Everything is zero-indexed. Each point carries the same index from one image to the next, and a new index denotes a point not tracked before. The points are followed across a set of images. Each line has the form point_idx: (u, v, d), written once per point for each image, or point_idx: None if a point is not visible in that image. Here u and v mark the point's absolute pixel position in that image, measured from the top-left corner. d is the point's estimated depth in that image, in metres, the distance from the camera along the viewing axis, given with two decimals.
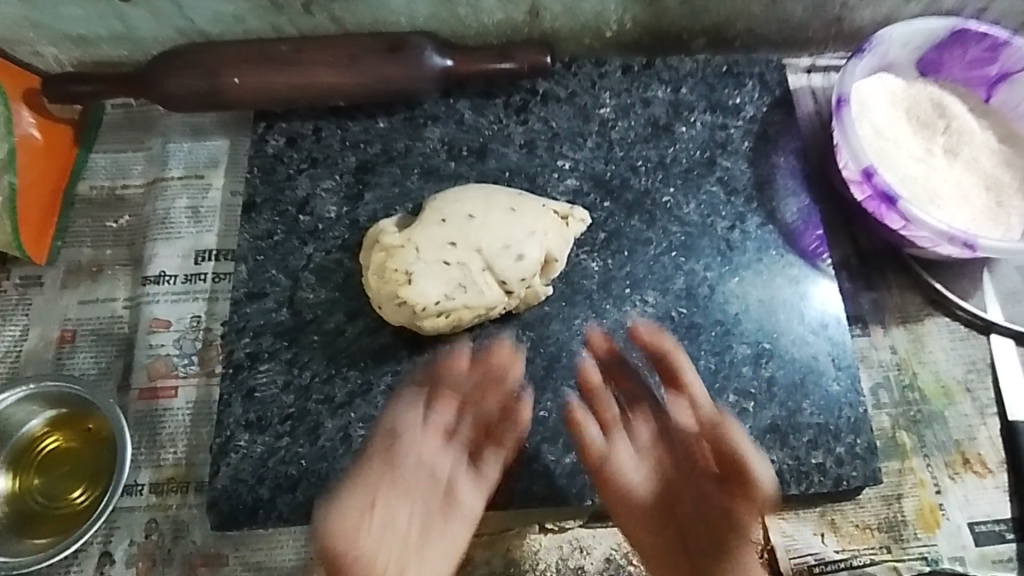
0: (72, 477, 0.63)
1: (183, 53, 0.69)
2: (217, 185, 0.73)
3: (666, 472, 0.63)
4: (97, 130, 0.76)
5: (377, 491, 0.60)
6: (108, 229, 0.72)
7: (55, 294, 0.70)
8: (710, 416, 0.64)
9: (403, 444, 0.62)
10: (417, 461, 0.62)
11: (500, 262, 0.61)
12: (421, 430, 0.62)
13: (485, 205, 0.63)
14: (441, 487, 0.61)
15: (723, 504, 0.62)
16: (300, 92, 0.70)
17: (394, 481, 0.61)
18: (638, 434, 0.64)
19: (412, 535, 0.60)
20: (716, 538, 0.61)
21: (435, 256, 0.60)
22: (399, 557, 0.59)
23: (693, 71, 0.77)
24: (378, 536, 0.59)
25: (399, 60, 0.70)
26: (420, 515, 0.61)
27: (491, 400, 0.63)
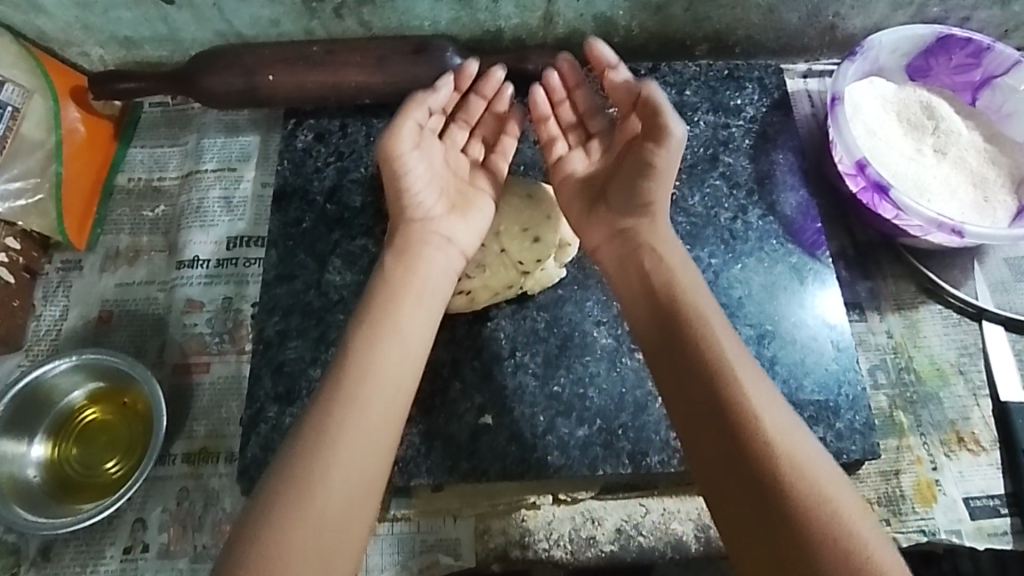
0: (108, 448, 0.66)
1: (224, 53, 0.74)
2: (248, 177, 0.78)
3: (613, 195, 0.64)
4: (136, 127, 0.81)
5: (323, 401, 0.52)
6: (145, 218, 0.77)
7: (94, 277, 0.74)
8: (678, 268, 0.60)
9: (369, 324, 0.56)
10: (367, 353, 0.55)
11: (517, 242, 0.66)
12: (388, 303, 0.58)
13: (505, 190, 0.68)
14: (398, 377, 0.55)
15: (732, 369, 0.52)
16: (330, 91, 0.75)
17: (356, 390, 0.52)
18: (577, 156, 0.69)
19: (363, 429, 0.51)
20: (735, 394, 0.51)
21: None
22: (342, 424, 0.51)
23: (696, 75, 0.82)
24: (331, 419, 0.51)
25: (424, 61, 0.74)
26: (375, 397, 0.53)
27: (478, 95, 0.70)
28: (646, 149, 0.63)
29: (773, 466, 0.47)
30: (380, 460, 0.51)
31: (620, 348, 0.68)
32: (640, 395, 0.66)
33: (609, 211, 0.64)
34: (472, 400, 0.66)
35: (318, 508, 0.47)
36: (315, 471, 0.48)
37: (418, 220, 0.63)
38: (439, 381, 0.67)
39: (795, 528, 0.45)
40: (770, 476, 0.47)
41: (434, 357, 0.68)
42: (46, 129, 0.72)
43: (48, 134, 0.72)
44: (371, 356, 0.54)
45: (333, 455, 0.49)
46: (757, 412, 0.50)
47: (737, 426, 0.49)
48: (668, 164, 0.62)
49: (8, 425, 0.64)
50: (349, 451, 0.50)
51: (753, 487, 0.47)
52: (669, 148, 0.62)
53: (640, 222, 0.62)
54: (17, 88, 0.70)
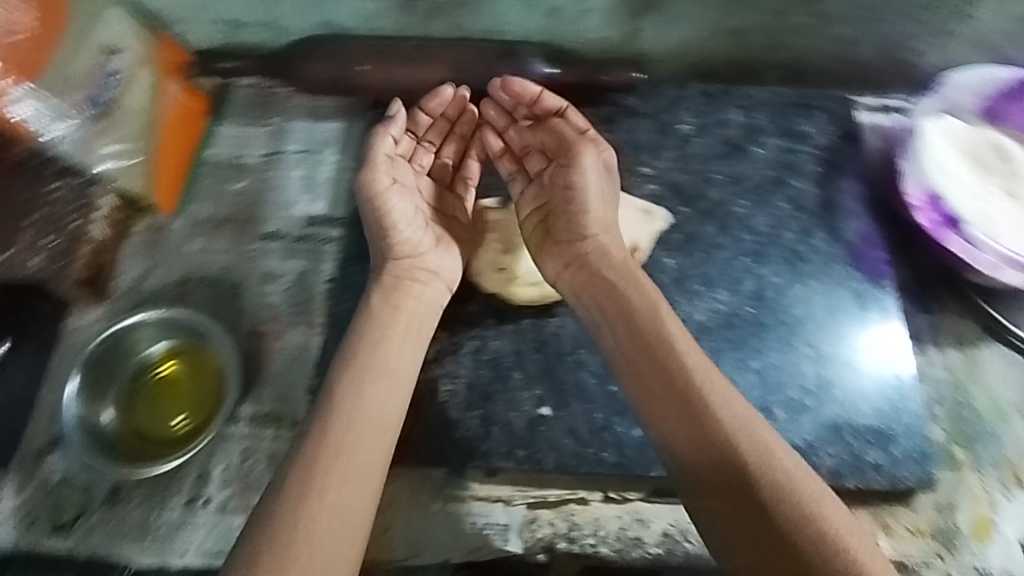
0: (177, 404, 0.68)
1: (322, 42, 0.79)
2: (328, 161, 0.81)
3: (535, 229, 0.70)
4: (225, 105, 0.83)
5: (309, 441, 0.54)
6: (229, 191, 0.80)
7: (177, 242, 0.77)
8: (641, 290, 0.62)
9: (352, 363, 0.59)
10: (354, 392, 0.57)
11: None
12: (372, 344, 0.60)
13: None
14: (380, 412, 0.57)
15: (704, 390, 0.53)
16: (416, 85, 0.79)
17: (348, 429, 0.54)
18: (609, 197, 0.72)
19: (352, 462, 0.53)
20: (723, 415, 0.51)
21: None
22: (330, 462, 0.52)
23: (767, 100, 0.84)
24: (319, 460, 0.52)
25: (507, 63, 0.78)
26: (359, 437, 0.54)
27: (445, 118, 0.75)
28: (571, 178, 0.67)
29: (757, 480, 0.48)
30: (366, 493, 0.53)
31: None
32: None
33: (559, 245, 0.67)
34: (532, 391, 0.68)
35: (313, 545, 0.48)
36: (305, 511, 0.49)
37: (405, 261, 0.67)
38: (501, 370, 0.68)
39: (785, 543, 0.45)
40: (760, 491, 0.48)
41: (497, 347, 0.69)
42: (144, 100, 0.74)
43: (146, 104, 0.74)
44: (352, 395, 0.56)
45: (320, 492, 0.51)
46: (727, 429, 0.51)
47: (726, 444, 0.50)
48: (598, 194, 0.67)
49: (92, 370, 0.67)
50: (336, 489, 0.51)
51: (743, 505, 0.48)
52: (591, 168, 0.67)
53: (613, 251, 0.65)
54: (125, 58, 0.71)
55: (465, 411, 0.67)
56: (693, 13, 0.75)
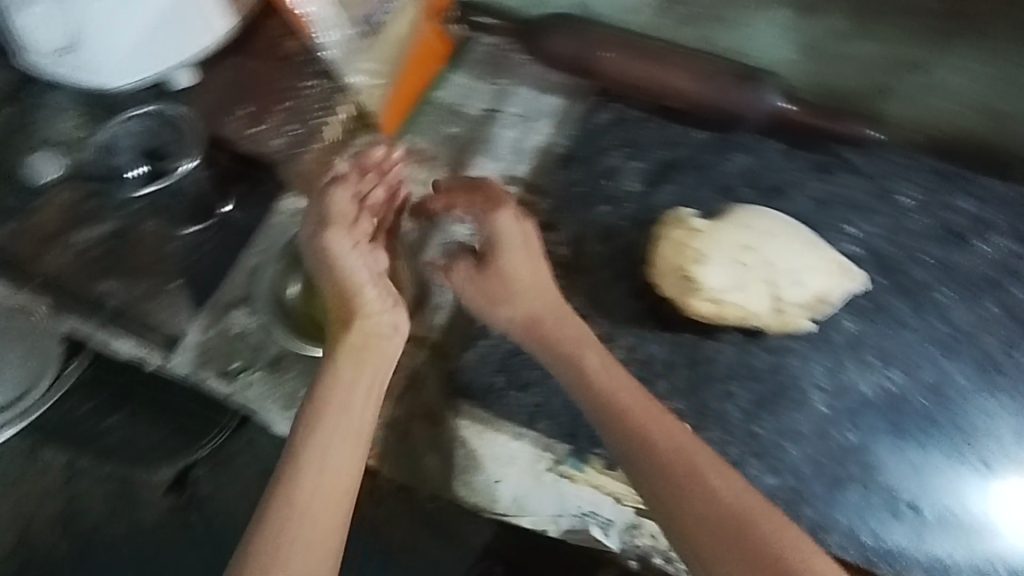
0: None
1: (573, 25, 0.83)
2: (541, 132, 0.84)
3: (485, 290, 0.69)
4: (462, 57, 0.88)
5: (286, 489, 0.61)
6: (445, 133, 0.86)
7: (385, 163, 0.83)
8: (573, 330, 0.67)
9: (320, 424, 0.64)
10: (319, 445, 0.63)
11: (782, 283, 0.68)
12: (343, 392, 0.65)
13: (788, 233, 0.71)
14: (345, 456, 0.63)
15: (649, 437, 0.61)
16: (645, 87, 0.81)
17: (312, 480, 0.61)
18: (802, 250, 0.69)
19: (319, 522, 0.60)
20: (689, 473, 0.59)
21: (732, 258, 0.70)
22: (300, 507, 0.60)
23: (1007, 198, 0.75)
24: (290, 494, 0.61)
25: (744, 86, 0.78)
26: (333, 477, 0.62)
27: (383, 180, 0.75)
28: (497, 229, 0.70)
29: (730, 523, 0.57)
30: (335, 523, 0.60)
31: (834, 420, 0.66)
32: (841, 473, 0.64)
33: (501, 304, 0.68)
34: (674, 404, 0.67)
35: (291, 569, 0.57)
36: (279, 552, 0.58)
37: (369, 318, 0.68)
38: (649, 373, 0.68)
39: (757, 560, 0.55)
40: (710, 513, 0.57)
41: (651, 351, 0.69)
42: (401, 32, 0.80)
43: (401, 37, 0.80)
44: (318, 457, 0.62)
45: (288, 545, 0.58)
46: (692, 467, 0.59)
47: (689, 491, 0.58)
48: (516, 265, 0.69)
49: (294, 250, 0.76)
50: (301, 553, 0.58)
51: (693, 530, 0.57)
52: (509, 235, 0.70)
53: (533, 309, 0.68)
54: None
55: None
56: (959, 83, 0.74)
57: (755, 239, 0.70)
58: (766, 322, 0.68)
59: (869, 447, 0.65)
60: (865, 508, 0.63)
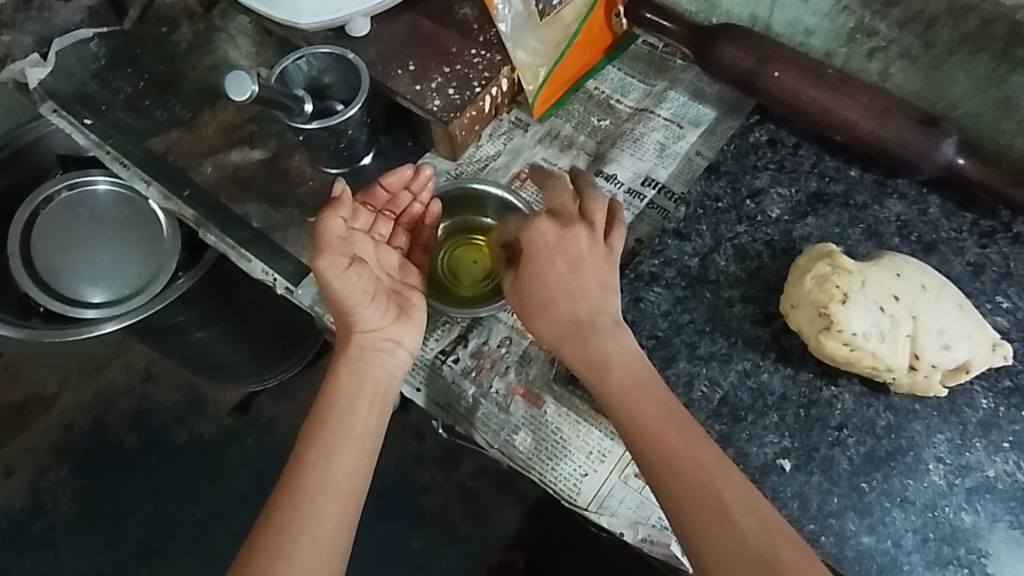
0: (472, 274, 0.77)
1: (751, 36, 0.79)
2: (688, 139, 0.84)
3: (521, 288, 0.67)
4: (623, 50, 0.90)
5: (284, 494, 0.58)
6: (591, 123, 0.86)
7: (530, 142, 0.85)
8: (619, 344, 0.64)
9: (315, 432, 0.61)
10: (317, 453, 0.60)
11: (927, 339, 0.64)
12: (346, 402, 0.63)
13: (940, 288, 0.66)
14: (343, 464, 0.60)
15: (677, 448, 0.57)
16: (817, 112, 0.76)
17: (314, 485, 0.58)
18: (957, 313, 0.65)
19: (318, 531, 0.57)
20: (735, 504, 0.54)
21: (876, 298, 0.65)
22: (299, 514, 0.57)
23: None
24: (292, 497, 0.58)
25: (925, 133, 0.73)
26: (333, 488, 0.59)
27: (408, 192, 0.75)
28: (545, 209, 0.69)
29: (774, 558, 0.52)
30: (333, 536, 0.57)
31: (948, 495, 0.63)
32: (945, 551, 0.61)
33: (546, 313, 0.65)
34: (780, 439, 0.65)
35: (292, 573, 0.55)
36: (280, 552, 0.55)
37: (366, 332, 0.66)
38: (760, 402, 0.67)
39: None
40: (729, 528, 0.53)
41: (767, 380, 0.68)
42: (574, 17, 0.81)
43: (574, 22, 0.82)
44: (315, 462, 0.59)
45: (290, 548, 0.56)
46: (707, 476, 0.55)
47: (732, 519, 0.54)
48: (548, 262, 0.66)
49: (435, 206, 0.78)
50: (303, 555, 0.56)
51: (714, 543, 0.53)
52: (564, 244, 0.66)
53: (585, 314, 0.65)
54: None
55: (709, 418, 0.67)
56: None
57: (908, 291, 0.65)
58: (903, 379, 0.64)
59: (982, 531, 0.62)
60: None
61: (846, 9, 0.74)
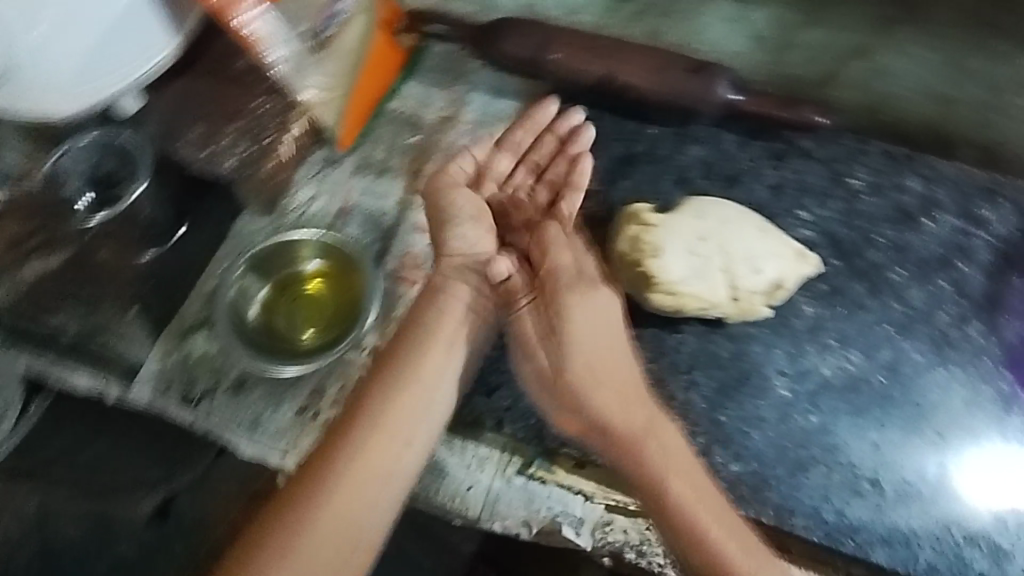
0: (312, 317, 0.74)
1: (527, 24, 0.81)
2: (497, 135, 0.85)
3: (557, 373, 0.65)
4: (419, 63, 0.90)
5: (313, 478, 0.61)
6: (403, 142, 0.86)
7: (345, 175, 0.84)
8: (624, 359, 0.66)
9: (355, 428, 0.63)
10: (362, 449, 0.62)
11: (739, 268, 0.68)
12: (387, 400, 0.64)
13: (738, 218, 0.71)
14: (382, 467, 0.62)
15: (680, 499, 0.58)
16: (602, 82, 0.80)
17: (352, 477, 0.61)
18: (761, 237, 0.70)
19: (380, 453, 0.62)
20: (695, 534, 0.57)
21: (685, 244, 0.69)
22: (328, 503, 0.60)
23: (955, 178, 0.78)
24: (332, 485, 0.61)
25: (699, 80, 0.77)
26: (370, 486, 0.61)
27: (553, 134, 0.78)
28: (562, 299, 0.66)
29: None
30: (349, 536, 0.60)
31: (794, 404, 0.68)
32: (803, 455, 0.66)
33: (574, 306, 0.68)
34: None
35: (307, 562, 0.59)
36: (356, 442, 0.62)
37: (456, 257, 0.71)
38: None
39: None
40: (704, 546, 0.57)
41: None
42: (357, 45, 0.81)
43: (357, 50, 0.82)
44: (356, 460, 0.61)
45: (308, 536, 0.59)
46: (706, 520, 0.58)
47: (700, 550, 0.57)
48: (601, 332, 0.66)
49: (253, 265, 0.74)
50: (375, 447, 0.62)
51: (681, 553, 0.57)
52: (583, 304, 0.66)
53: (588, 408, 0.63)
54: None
55: None
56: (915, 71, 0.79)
57: (710, 229, 0.70)
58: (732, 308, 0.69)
59: (829, 426, 0.67)
60: (830, 485, 0.65)
61: None
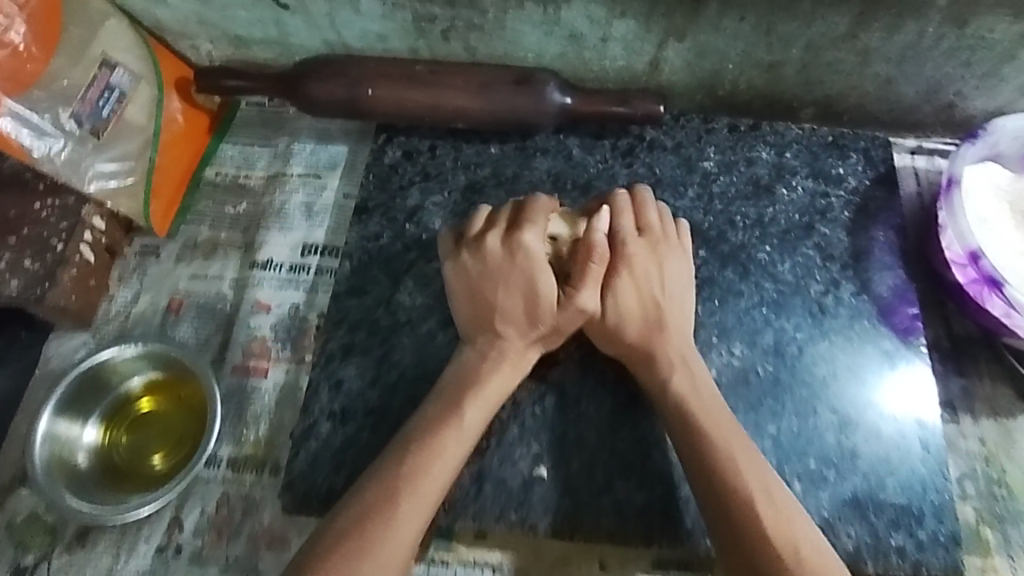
0: (158, 439, 0.66)
1: (331, 63, 0.74)
2: (332, 186, 0.77)
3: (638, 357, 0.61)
4: (232, 123, 0.81)
5: (357, 524, 0.51)
6: (227, 214, 0.77)
7: (169, 265, 0.74)
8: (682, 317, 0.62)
9: (413, 449, 0.55)
10: (409, 476, 0.54)
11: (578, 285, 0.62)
12: (450, 422, 0.57)
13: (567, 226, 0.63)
14: (422, 500, 0.53)
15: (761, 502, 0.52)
16: (428, 112, 0.74)
17: (393, 513, 0.52)
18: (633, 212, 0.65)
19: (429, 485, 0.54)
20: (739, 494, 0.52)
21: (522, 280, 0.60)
22: (364, 552, 0.50)
23: (800, 140, 0.78)
24: (359, 539, 0.51)
25: (527, 92, 0.73)
26: (408, 518, 0.52)
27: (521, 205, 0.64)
28: (634, 282, 0.62)
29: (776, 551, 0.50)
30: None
31: None
32: None
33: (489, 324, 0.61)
34: (529, 447, 0.63)
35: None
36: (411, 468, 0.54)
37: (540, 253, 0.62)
38: (497, 422, 0.64)
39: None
40: (761, 542, 0.50)
41: None
42: (149, 115, 0.72)
43: (151, 121, 0.73)
44: (400, 489, 0.53)
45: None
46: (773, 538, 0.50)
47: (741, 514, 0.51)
48: (667, 286, 0.62)
49: (65, 405, 0.63)
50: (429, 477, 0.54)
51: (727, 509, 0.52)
52: (676, 303, 0.62)
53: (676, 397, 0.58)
54: (127, 72, 0.70)
55: None
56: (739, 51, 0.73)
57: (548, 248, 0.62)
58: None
59: None
60: None
61: (396, 5, 0.69)
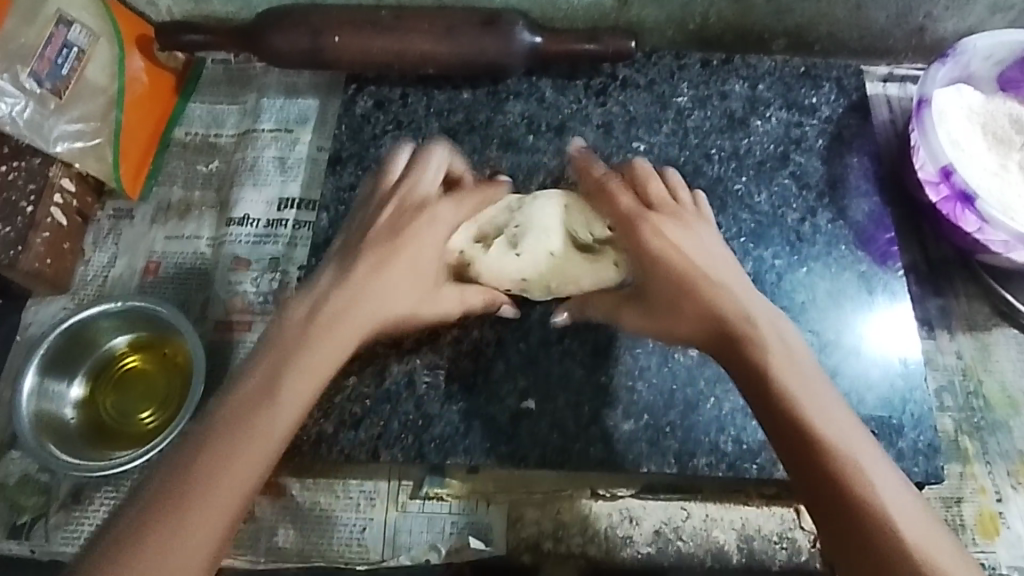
0: (143, 398, 0.65)
1: (293, 13, 0.73)
2: (305, 140, 0.76)
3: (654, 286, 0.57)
4: (198, 82, 0.80)
5: (247, 395, 0.48)
6: (200, 173, 0.76)
7: (144, 227, 0.73)
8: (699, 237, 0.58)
9: (307, 313, 0.52)
10: (298, 345, 0.50)
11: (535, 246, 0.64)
12: (353, 293, 0.53)
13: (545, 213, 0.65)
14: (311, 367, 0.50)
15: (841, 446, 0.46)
16: (396, 58, 0.73)
17: (275, 389, 0.48)
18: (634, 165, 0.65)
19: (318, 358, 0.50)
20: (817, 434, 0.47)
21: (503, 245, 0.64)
22: (252, 415, 0.47)
23: (772, 72, 0.78)
24: (246, 401, 0.47)
25: (494, 33, 0.72)
26: (295, 380, 0.49)
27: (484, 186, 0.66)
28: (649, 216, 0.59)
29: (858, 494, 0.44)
30: (259, 460, 0.46)
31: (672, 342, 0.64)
32: (691, 393, 0.63)
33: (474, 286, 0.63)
34: (515, 383, 0.63)
35: (210, 496, 0.44)
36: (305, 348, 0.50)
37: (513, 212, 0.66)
38: (483, 361, 0.64)
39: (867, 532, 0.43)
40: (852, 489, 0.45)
41: (479, 336, 0.65)
42: (109, 76, 0.72)
43: (112, 80, 0.72)
44: (297, 356, 0.50)
45: (213, 456, 0.45)
46: (845, 447, 0.46)
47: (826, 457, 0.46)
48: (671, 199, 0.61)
49: (49, 363, 0.63)
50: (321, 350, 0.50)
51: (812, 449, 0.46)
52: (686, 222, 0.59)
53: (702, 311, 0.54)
54: (84, 30, 0.69)
55: (445, 404, 0.62)
56: None
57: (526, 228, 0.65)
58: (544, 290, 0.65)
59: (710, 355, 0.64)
60: (723, 415, 0.62)
61: None
